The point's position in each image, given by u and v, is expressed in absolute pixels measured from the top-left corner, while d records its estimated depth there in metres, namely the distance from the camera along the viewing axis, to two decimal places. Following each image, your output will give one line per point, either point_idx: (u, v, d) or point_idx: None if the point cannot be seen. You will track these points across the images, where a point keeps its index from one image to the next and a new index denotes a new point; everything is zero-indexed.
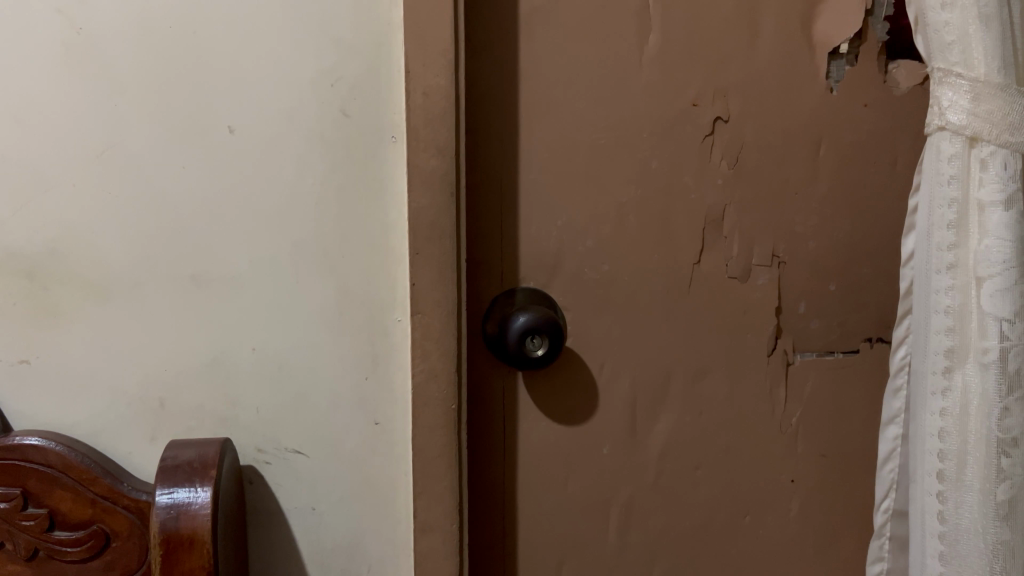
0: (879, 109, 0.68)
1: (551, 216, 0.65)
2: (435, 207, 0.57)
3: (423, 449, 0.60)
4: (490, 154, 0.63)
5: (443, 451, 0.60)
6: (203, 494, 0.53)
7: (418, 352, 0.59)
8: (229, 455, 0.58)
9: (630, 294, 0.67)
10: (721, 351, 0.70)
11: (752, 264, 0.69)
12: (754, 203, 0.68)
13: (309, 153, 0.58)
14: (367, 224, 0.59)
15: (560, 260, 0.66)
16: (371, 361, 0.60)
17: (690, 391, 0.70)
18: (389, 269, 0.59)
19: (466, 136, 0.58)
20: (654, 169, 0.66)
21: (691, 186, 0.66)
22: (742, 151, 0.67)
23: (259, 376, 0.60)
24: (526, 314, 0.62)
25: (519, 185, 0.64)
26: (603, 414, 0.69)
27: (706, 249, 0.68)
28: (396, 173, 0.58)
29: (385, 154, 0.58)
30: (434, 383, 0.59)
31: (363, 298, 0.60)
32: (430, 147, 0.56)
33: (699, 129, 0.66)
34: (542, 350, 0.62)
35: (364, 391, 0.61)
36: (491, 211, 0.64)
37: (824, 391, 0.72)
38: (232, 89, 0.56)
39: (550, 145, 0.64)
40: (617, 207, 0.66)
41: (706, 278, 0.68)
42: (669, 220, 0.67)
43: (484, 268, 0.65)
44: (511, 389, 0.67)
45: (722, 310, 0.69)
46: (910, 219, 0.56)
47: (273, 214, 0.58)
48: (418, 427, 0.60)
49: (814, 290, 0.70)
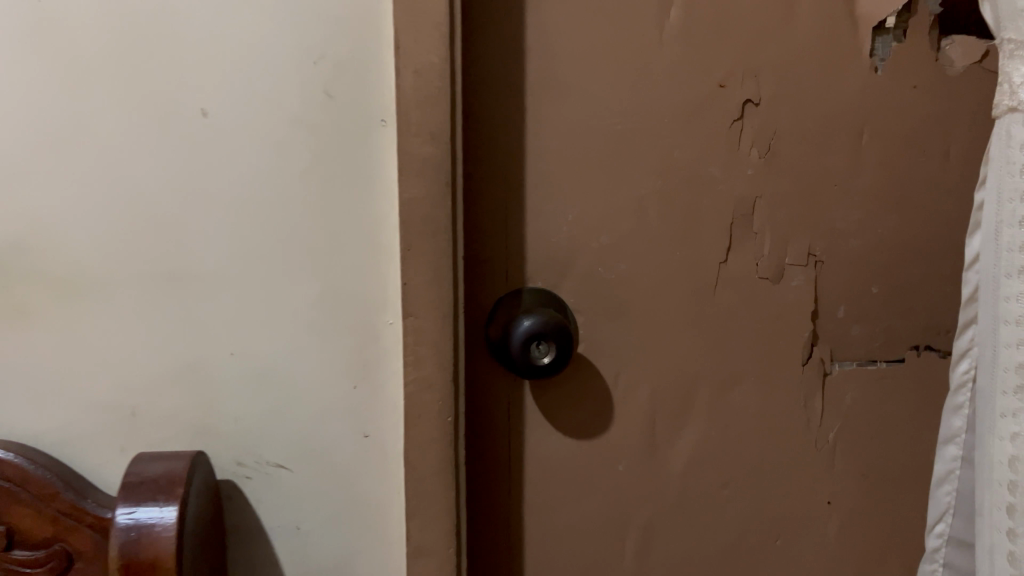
0: (930, 91, 0.60)
1: (561, 210, 0.59)
2: (429, 199, 0.52)
3: (417, 464, 0.55)
4: (492, 141, 0.57)
5: (439, 467, 0.55)
6: (169, 515, 0.48)
7: (412, 358, 0.53)
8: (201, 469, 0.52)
9: (649, 296, 0.61)
10: (751, 360, 0.63)
11: (785, 262, 0.62)
12: (789, 196, 0.61)
13: (291, 139, 0.52)
14: (355, 217, 0.53)
15: (572, 258, 0.60)
16: (360, 368, 0.55)
17: (717, 403, 0.63)
18: (379, 267, 0.54)
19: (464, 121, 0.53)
20: (676, 157, 0.59)
21: (718, 178, 0.60)
22: (774, 138, 0.60)
23: (238, 383, 0.55)
24: (531, 318, 0.56)
25: (526, 175, 0.58)
26: (617, 427, 0.62)
27: (734, 247, 0.61)
28: (387, 160, 0.53)
29: (374, 139, 0.52)
30: (428, 394, 0.54)
31: (351, 299, 0.54)
32: (422, 133, 0.51)
33: (726, 113, 0.59)
34: (547, 358, 0.56)
35: (352, 401, 0.55)
36: (494, 203, 0.58)
37: (865, 404, 0.65)
38: (204, 68, 0.51)
39: (559, 131, 0.58)
40: (634, 200, 0.60)
41: (734, 279, 0.61)
42: (692, 215, 0.60)
43: (486, 266, 0.59)
44: (515, 399, 0.61)
45: (751, 314, 0.62)
46: (975, 215, 0.49)
47: (252, 206, 0.53)
48: (411, 441, 0.54)
49: (854, 292, 0.63)
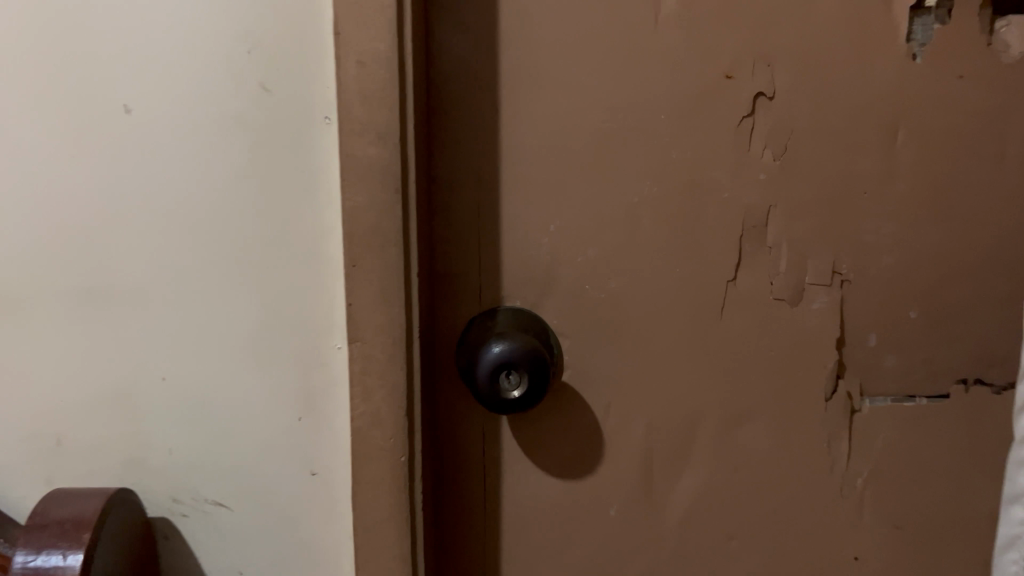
0: (980, 81, 0.51)
1: (541, 219, 0.52)
2: (375, 208, 0.45)
3: (366, 509, 0.48)
4: (462, 142, 0.51)
5: (391, 514, 0.48)
6: (71, 564, 0.43)
7: (358, 390, 0.47)
8: (118, 508, 0.47)
9: (643, 318, 0.53)
10: (763, 393, 0.54)
11: (805, 281, 0.53)
12: (810, 204, 0.52)
13: (223, 140, 0.46)
14: (297, 228, 0.47)
15: (554, 274, 0.53)
16: (304, 398, 0.49)
17: (723, 442, 0.55)
18: (323, 285, 0.47)
19: (418, 118, 0.46)
20: (675, 160, 0.51)
21: (724, 184, 0.52)
22: (792, 138, 0.51)
23: (171, 411, 0.49)
24: (502, 343, 0.49)
25: (501, 179, 0.51)
26: (609, 466, 0.55)
27: (744, 263, 0.53)
28: (330, 163, 0.46)
29: (317, 138, 0.46)
30: (377, 431, 0.47)
31: (292, 320, 0.48)
32: (367, 133, 0.44)
33: (734, 108, 0.51)
34: (517, 391, 0.49)
35: (296, 434, 0.49)
36: (464, 211, 0.52)
37: (901, 447, 0.56)
38: (126, 60, 0.45)
39: (539, 131, 0.51)
40: (626, 209, 0.52)
41: (744, 300, 0.53)
42: (694, 226, 0.52)
43: (458, 282, 0.53)
44: (491, 433, 0.54)
45: (764, 342, 0.54)
46: None
47: (182, 215, 0.47)
48: (359, 483, 0.48)
49: (889, 317, 0.54)
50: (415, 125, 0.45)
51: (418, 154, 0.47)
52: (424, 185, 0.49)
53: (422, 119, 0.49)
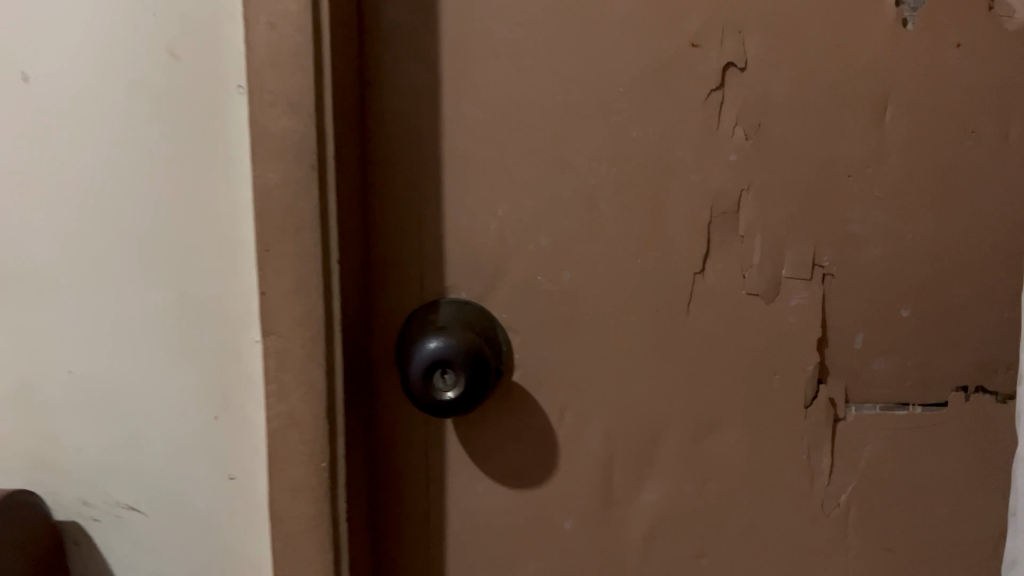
0: (981, 51, 0.45)
1: (488, 204, 0.47)
2: (289, 187, 0.41)
3: (283, 518, 0.44)
4: (401, 118, 0.47)
5: (310, 525, 0.44)
6: None
7: (274, 387, 0.43)
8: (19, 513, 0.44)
9: (601, 314, 0.48)
10: (734, 399, 0.49)
11: (781, 275, 0.48)
12: (787, 189, 0.47)
13: (129, 111, 0.42)
14: (207, 208, 0.43)
15: (502, 264, 0.48)
16: (219, 395, 0.44)
17: (690, 452, 0.50)
18: (237, 271, 0.43)
19: (339, 88, 0.41)
20: (636, 139, 0.46)
21: (691, 166, 0.47)
22: (766, 114, 0.46)
23: (80, 407, 0.46)
24: (438, 339, 0.45)
25: (443, 158, 0.47)
26: (564, 475, 0.50)
27: (713, 254, 0.48)
28: (242, 136, 0.42)
29: (228, 109, 0.42)
30: (295, 433, 0.43)
31: (204, 309, 0.44)
32: (280, 103, 0.40)
33: (702, 81, 0.46)
34: (451, 393, 0.44)
35: (211, 435, 0.45)
36: (404, 193, 0.47)
37: (891, 461, 0.50)
38: (22, 23, 0.42)
39: (485, 105, 0.46)
40: (582, 193, 0.47)
41: (713, 295, 0.48)
42: (656, 212, 0.47)
43: (397, 271, 0.48)
44: (434, 436, 0.49)
45: (736, 342, 0.48)
46: None
47: (86, 193, 0.43)
48: (276, 490, 0.44)
49: (877, 316, 0.48)
50: (336, 95, 0.41)
51: (342, 128, 0.42)
52: (354, 164, 0.45)
53: (353, 91, 0.45)
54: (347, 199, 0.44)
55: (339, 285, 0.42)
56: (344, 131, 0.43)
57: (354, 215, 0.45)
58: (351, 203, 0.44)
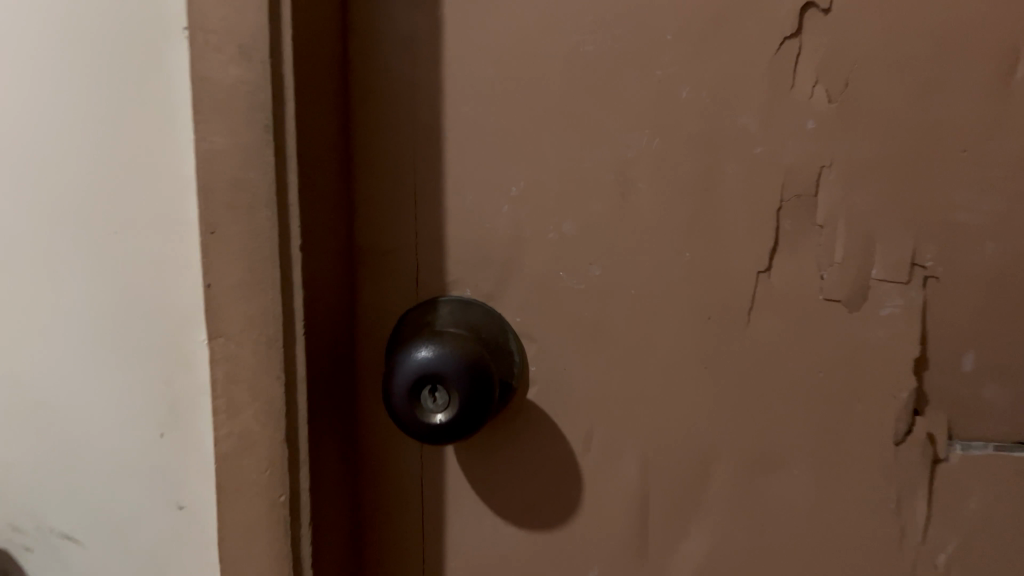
0: None
1: (498, 181, 0.38)
2: (239, 154, 0.33)
3: (236, 560, 0.36)
4: (394, 74, 0.38)
5: (264, 571, 0.36)
6: None
7: (223, 401, 0.35)
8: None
9: (638, 321, 0.39)
10: (803, 432, 0.39)
11: (870, 277, 0.37)
12: (880, 166, 0.36)
13: (65, 62, 0.35)
14: (148, 184, 0.35)
15: (516, 255, 0.39)
16: (163, 408, 0.37)
17: (745, 495, 0.40)
18: (182, 259, 0.35)
19: (302, 30, 0.33)
20: (685, 101, 0.37)
21: (755, 137, 0.37)
22: (856, 69, 0.36)
23: (19, 411, 0.39)
24: (431, 347, 0.36)
25: (443, 125, 0.38)
26: (588, 517, 0.41)
27: (781, 249, 0.38)
28: (185, 95, 0.34)
29: (171, 61, 0.34)
30: (247, 458, 0.35)
31: (145, 308, 0.36)
32: (228, 49, 0.32)
33: (771, 27, 0.36)
34: (441, 416, 0.35)
35: (155, 456, 0.37)
36: (397, 167, 0.39)
37: (1008, 517, 0.39)
38: None
39: (496, 58, 0.37)
40: (615, 170, 0.38)
41: (780, 301, 0.38)
42: (710, 195, 0.37)
43: (389, 262, 0.40)
44: (433, 462, 0.41)
45: (809, 360, 0.38)
46: None
47: (25, 162, 0.37)
48: (227, 524, 0.36)
49: (996, 332, 0.37)
50: (297, 40, 0.32)
51: (309, 82, 0.34)
52: (333, 129, 0.36)
53: (332, 38, 0.36)
54: (320, 172, 0.35)
55: (300, 279, 0.33)
56: (314, 86, 0.34)
57: (331, 192, 0.36)
58: (326, 178, 0.36)
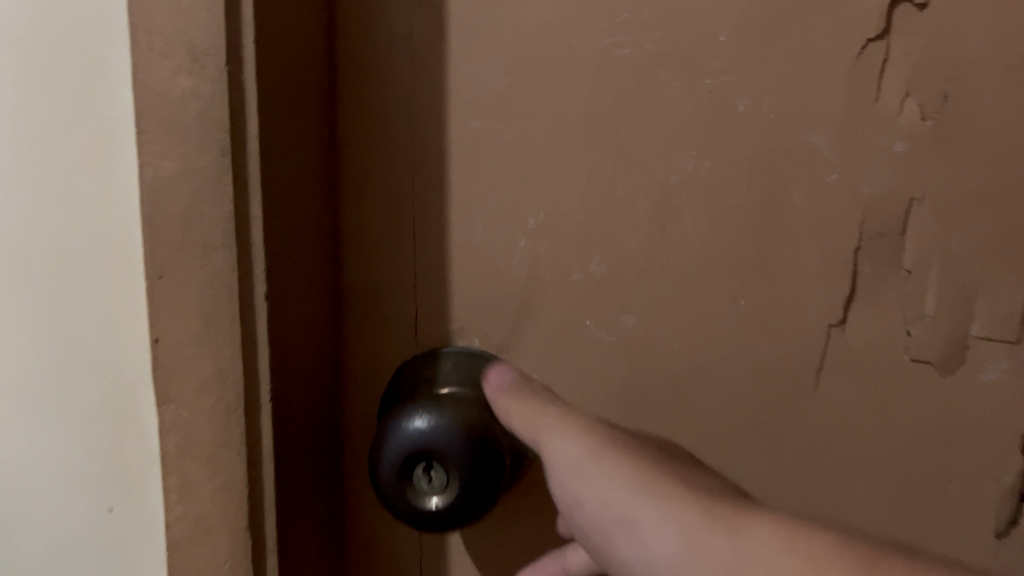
0: None
1: (513, 211, 0.32)
2: (190, 183, 0.26)
3: None
4: (392, 81, 0.32)
5: None
6: None
7: (176, 477, 0.29)
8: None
9: (680, 379, 0.32)
10: (880, 519, 0.32)
11: (968, 335, 0.30)
12: (986, 199, 0.29)
13: None
14: (82, 214, 0.29)
15: (534, 300, 0.33)
16: (109, 479, 0.31)
17: None
18: (126, 306, 0.29)
19: (271, 29, 0.26)
20: (743, 116, 0.30)
21: (830, 161, 0.30)
22: (959, 79, 0.29)
23: None
24: (428, 414, 0.29)
25: (449, 144, 0.32)
26: None
27: (858, 298, 0.31)
28: (125, 114, 0.28)
29: (103, 73, 0.27)
30: (206, 545, 0.29)
31: (84, 361, 0.30)
32: (176, 53, 0.26)
33: (852, 28, 0.29)
34: (438, 499, 0.29)
35: (101, 531, 0.32)
36: (395, 192, 0.32)
37: None
38: None
39: (512, 63, 0.31)
40: (656, 198, 0.31)
41: (854, 361, 0.31)
42: (771, 230, 0.31)
43: (384, 303, 0.33)
44: (433, 539, 0.35)
45: (889, 433, 0.31)
46: None
47: None
48: None
49: None
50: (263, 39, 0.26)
51: (281, 92, 0.27)
52: (316, 148, 0.30)
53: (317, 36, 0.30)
54: (296, 200, 0.29)
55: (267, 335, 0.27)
56: (289, 96, 0.28)
57: (312, 224, 0.30)
58: (305, 208, 0.30)
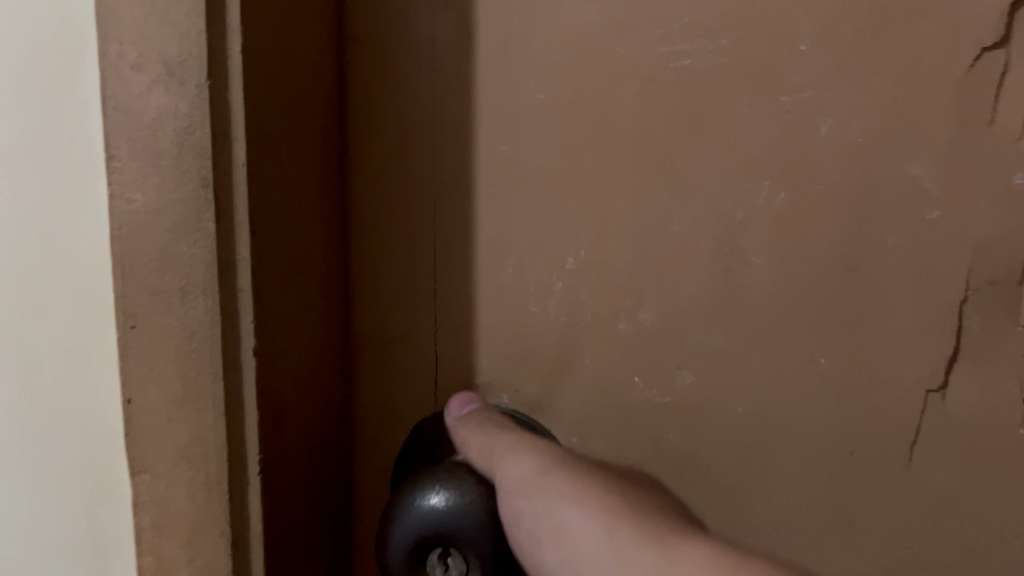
0: None
1: (551, 250, 0.27)
2: (166, 219, 0.22)
3: None
4: (413, 98, 0.27)
5: None
6: None
7: (152, 558, 0.25)
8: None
9: (744, 451, 0.27)
10: None
11: None
12: None
13: None
14: (44, 254, 0.25)
15: (575, 353, 0.28)
16: (81, 551, 0.27)
17: None
18: (98, 356, 0.26)
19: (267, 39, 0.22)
20: (824, 142, 0.25)
21: (930, 196, 0.25)
22: None
23: None
24: (444, 492, 0.24)
25: (477, 171, 0.27)
26: None
27: (963, 360, 0.26)
28: (94, 138, 0.24)
29: (74, 96, 0.24)
30: None
31: (47, 419, 0.26)
32: (151, 67, 0.22)
33: (963, 38, 0.24)
34: None
35: None
36: (412, 225, 0.28)
37: None
38: None
39: (552, 78, 0.26)
40: (718, 237, 0.26)
41: (954, 435, 0.26)
42: (856, 278, 0.26)
43: (398, 352, 0.29)
44: None
45: (997, 521, 0.26)
46: None
47: None
48: None
49: None
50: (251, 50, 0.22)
51: (278, 111, 0.23)
52: (320, 176, 0.26)
53: (322, 46, 0.26)
54: (295, 237, 0.25)
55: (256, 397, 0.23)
56: (288, 116, 0.24)
57: (315, 263, 0.26)
58: (305, 244, 0.25)
